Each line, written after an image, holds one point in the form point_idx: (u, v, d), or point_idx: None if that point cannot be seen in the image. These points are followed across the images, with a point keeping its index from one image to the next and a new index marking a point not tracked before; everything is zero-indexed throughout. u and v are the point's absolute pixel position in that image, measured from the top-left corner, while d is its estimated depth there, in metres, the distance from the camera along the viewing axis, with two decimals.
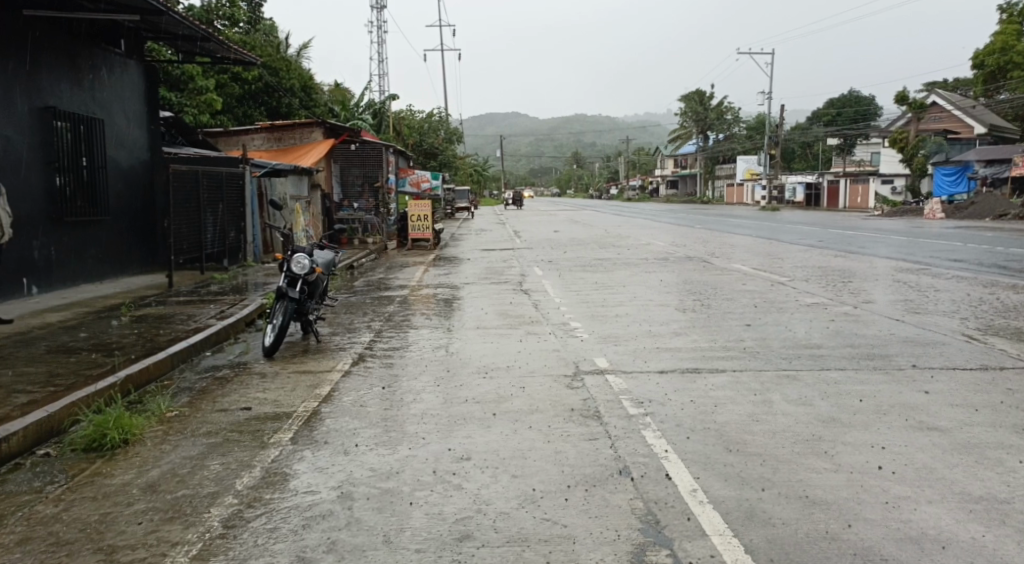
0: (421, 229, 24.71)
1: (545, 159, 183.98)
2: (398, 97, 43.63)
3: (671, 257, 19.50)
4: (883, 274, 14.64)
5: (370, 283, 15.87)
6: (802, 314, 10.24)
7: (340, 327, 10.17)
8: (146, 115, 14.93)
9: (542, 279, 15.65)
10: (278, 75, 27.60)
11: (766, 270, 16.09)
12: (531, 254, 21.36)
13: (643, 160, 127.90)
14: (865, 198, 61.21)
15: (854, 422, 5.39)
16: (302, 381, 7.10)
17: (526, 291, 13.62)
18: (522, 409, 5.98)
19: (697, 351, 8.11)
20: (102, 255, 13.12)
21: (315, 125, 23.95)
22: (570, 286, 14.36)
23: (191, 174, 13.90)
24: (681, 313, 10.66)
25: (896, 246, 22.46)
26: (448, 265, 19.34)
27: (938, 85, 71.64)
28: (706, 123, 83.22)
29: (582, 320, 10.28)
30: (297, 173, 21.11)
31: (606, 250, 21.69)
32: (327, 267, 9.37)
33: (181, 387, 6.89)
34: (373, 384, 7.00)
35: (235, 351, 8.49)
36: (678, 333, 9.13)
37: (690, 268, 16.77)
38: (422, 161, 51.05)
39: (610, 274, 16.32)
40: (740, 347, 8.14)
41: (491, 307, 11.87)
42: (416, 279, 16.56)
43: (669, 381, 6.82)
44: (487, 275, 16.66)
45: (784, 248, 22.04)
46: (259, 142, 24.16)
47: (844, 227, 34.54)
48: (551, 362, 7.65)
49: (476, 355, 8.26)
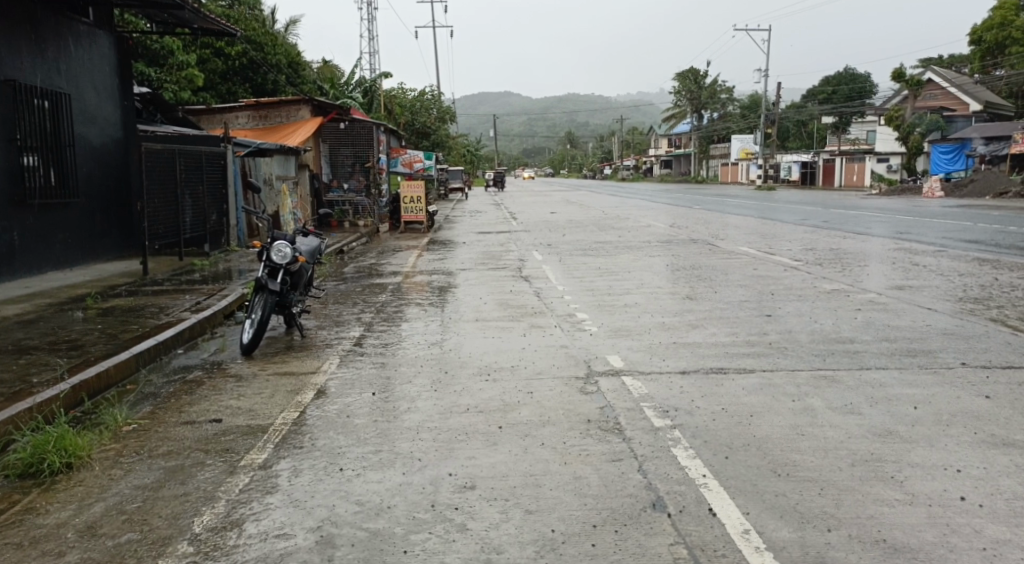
0: (413, 211, 23.90)
1: (538, 139, 182.62)
2: (389, 75, 42.68)
3: (674, 239, 18.74)
4: (898, 256, 13.93)
5: (360, 269, 15.08)
6: (823, 303, 9.51)
7: (328, 320, 9.40)
8: (117, 91, 14.09)
9: (542, 264, 14.90)
10: (264, 49, 26.68)
11: (774, 253, 15.38)
12: (528, 236, 20.59)
13: (637, 139, 126.93)
14: (862, 176, 60.54)
15: (916, 436, 4.67)
16: (282, 386, 6.34)
17: (526, 278, 12.85)
18: (531, 422, 5.25)
19: (718, 346, 7.39)
20: (71, 241, 12.31)
21: (303, 102, 23.07)
22: (571, 271, 13.63)
23: (166, 153, 13.05)
24: (694, 302, 9.94)
25: (903, 226, 21.78)
26: (442, 249, 18.54)
27: (934, 62, 70.90)
28: (701, 102, 82.27)
29: (589, 311, 9.54)
30: (283, 153, 20.25)
31: (606, 232, 20.91)
32: (310, 256, 8.57)
33: (144, 394, 6.13)
34: (362, 389, 6.25)
35: (210, 348, 7.73)
36: (695, 326, 8.40)
37: (696, 251, 16.01)
38: (415, 141, 50.06)
39: (612, 257, 15.58)
40: (766, 342, 7.41)
41: (490, 295, 11.11)
42: (409, 264, 15.77)
43: (694, 384, 6.10)
44: (484, 259, 15.88)
45: (789, 229, 21.32)
46: (244, 120, 23.28)
47: (845, 206, 33.85)
48: (560, 362, 6.91)
49: (476, 352, 7.51)
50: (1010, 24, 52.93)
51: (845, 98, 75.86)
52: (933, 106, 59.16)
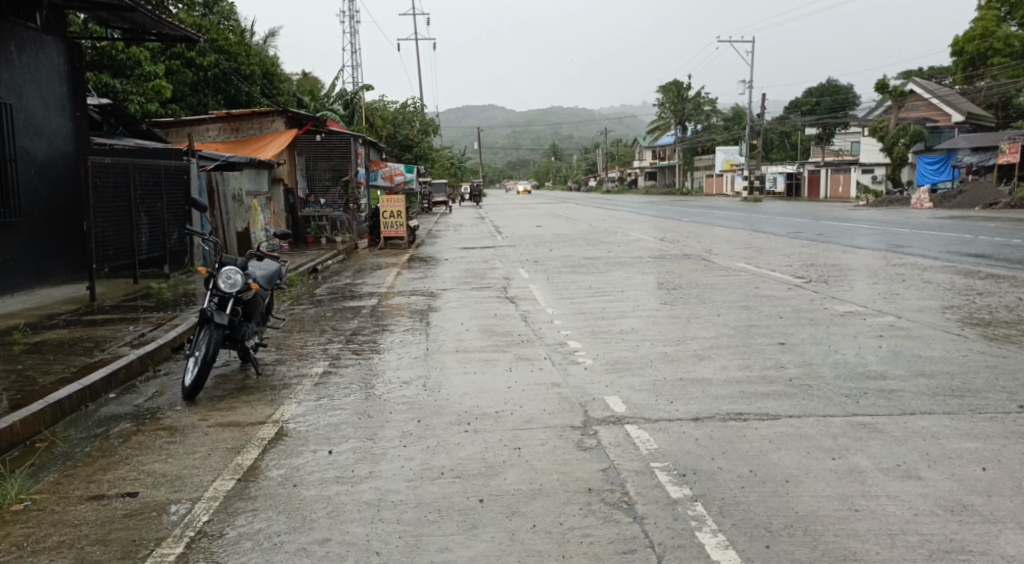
0: (394, 226, 22.89)
1: (522, 151, 182.23)
2: (370, 88, 41.86)
3: (666, 254, 17.87)
4: (906, 272, 13.11)
5: (333, 290, 14.07)
6: (840, 329, 8.61)
7: (289, 353, 8.40)
8: (69, 101, 13.06)
9: (529, 283, 13.97)
10: (237, 60, 25.71)
11: (775, 268, 14.51)
12: (514, 252, 19.66)
13: (621, 151, 126.64)
14: (847, 187, 60.16)
15: (1000, 515, 3.74)
16: (221, 441, 5.36)
17: (511, 299, 11.90)
18: (518, 493, 4.28)
19: (732, 385, 6.46)
20: (12, 264, 11.25)
21: (276, 114, 22.15)
22: (559, 291, 12.72)
23: (119, 168, 12.02)
24: (697, 328, 9.02)
25: (900, 238, 20.93)
26: (423, 267, 17.57)
27: (917, 72, 70.70)
28: (685, 114, 81.84)
29: (581, 339, 8.60)
30: (254, 167, 19.27)
31: (594, 247, 20.02)
32: (268, 282, 7.56)
33: (52, 458, 5.14)
34: (317, 443, 5.26)
35: (148, 393, 6.72)
36: (702, 358, 7.49)
37: (691, 268, 15.10)
38: (397, 154, 49.08)
39: (602, 275, 14.66)
40: (786, 378, 6.50)
41: (472, 320, 10.16)
42: (386, 284, 14.79)
43: (711, 436, 5.15)
44: (466, 278, 14.93)
45: (784, 242, 20.49)
46: (215, 132, 22.29)
47: (835, 218, 33.15)
48: (552, 407, 5.94)
49: (455, 393, 6.53)
50: (992, 34, 52.41)
51: (829, 109, 75.58)
52: (917, 117, 58.91)
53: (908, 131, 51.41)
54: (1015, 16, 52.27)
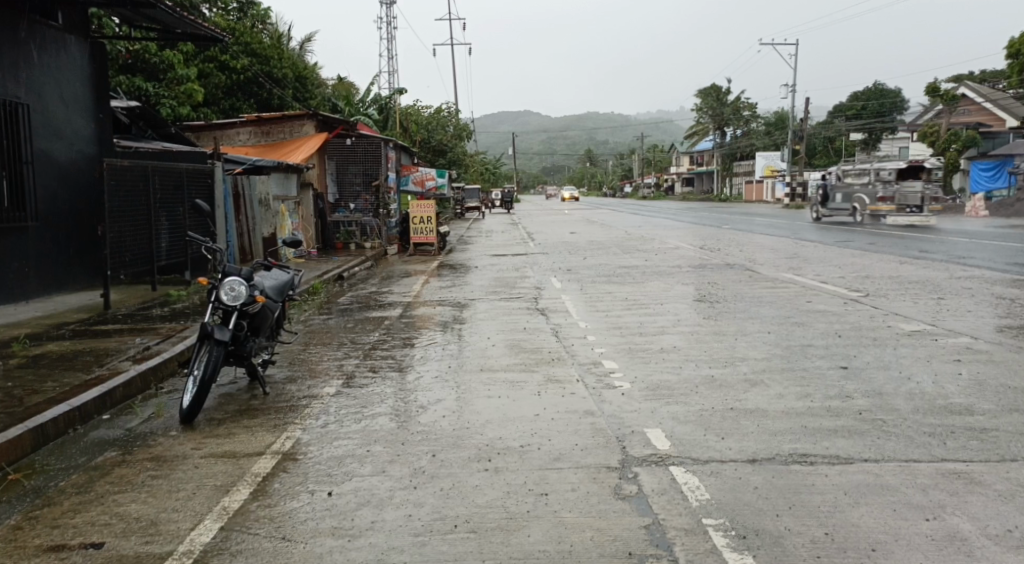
0: (423, 232, 22.38)
1: (558, 157, 181.65)
2: (405, 92, 41.57)
3: (708, 264, 17.07)
4: (971, 287, 12.18)
5: (358, 298, 13.52)
6: (908, 352, 7.78)
7: (302, 369, 7.79)
8: (92, 103, 12.66)
9: (563, 293, 13.28)
10: (269, 63, 25.39)
11: (826, 281, 13.65)
12: (548, 260, 18.99)
13: (658, 157, 125.45)
14: None
15: None
16: (211, 476, 4.72)
17: (544, 311, 11.22)
18: (547, 557, 3.56)
19: (791, 417, 5.69)
20: (28, 271, 10.86)
21: (307, 117, 21.73)
22: (594, 303, 12.03)
23: (138, 171, 11.55)
24: (748, 347, 8.23)
25: (956, 249, 19.83)
26: (453, 275, 16.96)
27: (966, 76, 68.59)
28: (724, 119, 80.46)
29: (619, 358, 7.90)
30: (282, 171, 18.86)
31: (632, 255, 19.29)
32: (276, 294, 6.96)
33: (20, 496, 4.53)
34: (317, 482, 4.60)
35: (144, 415, 6.12)
36: (753, 383, 6.74)
37: (734, 279, 14.31)
38: (431, 159, 48.73)
39: (640, 286, 13.92)
40: (854, 412, 5.73)
41: (501, 335, 9.48)
42: (414, 293, 14.22)
43: (773, 484, 4.38)
44: (498, 287, 14.29)
45: (833, 252, 19.54)
46: (246, 136, 21.87)
47: (883, 227, 31.95)
48: (586, 441, 5.23)
49: (477, 421, 5.86)
50: None
51: (874, 114, 73.59)
52: (967, 123, 57.04)
53: (960, 136, 50.21)
54: None
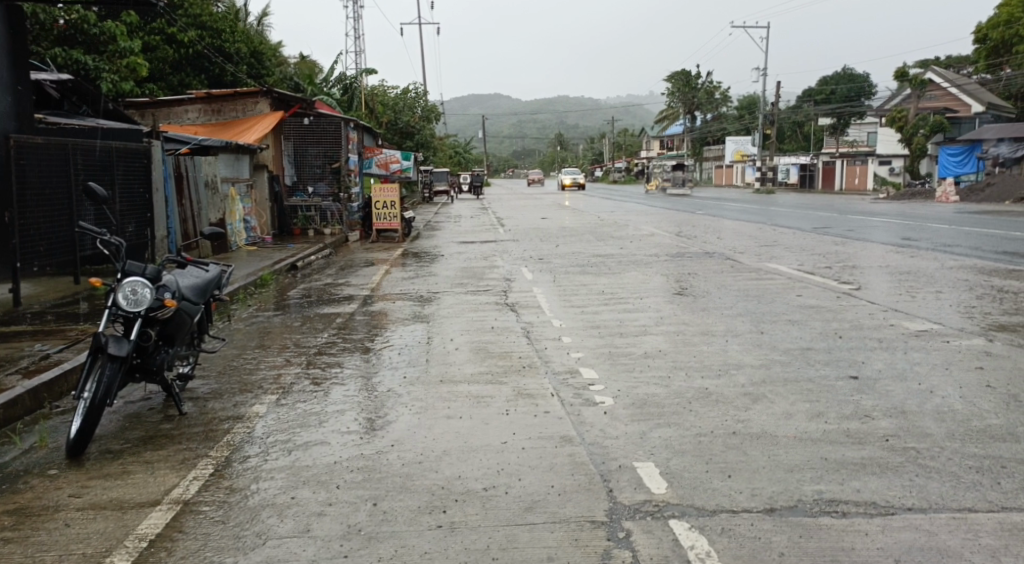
0: (386, 218, 21.23)
1: (527, 140, 180.48)
2: (371, 72, 40.28)
3: (686, 253, 16.19)
4: (968, 278, 11.41)
5: (311, 291, 12.42)
6: (922, 356, 6.92)
7: (232, 381, 6.74)
8: (11, 73, 11.39)
9: (533, 285, 12.33)
10: (220, 36, 24.23)
11: (811, 271, 12.83)
12: (518, 248, 17.99)
13: (629, 141, 125.02)
14: (864, 179, 58.62)
15: None
16: (83, 540, 3.67)
17: (513, 307, 10.24)
18: None
19: (808, 445, 4.76)
20: None
21: (261, 95, 20.65)
22: (568, 296, 11.09)
23: (57, 150, 10.37)
24: (743, 351, 7.34)
25: (939, 236, 19.15)
26: (417, 264, 15.90)
27: (935, 62, 68.58)
28: (695, 103, 79.87)
29: (599, 366, 6.96)
30: (232, 151, 17.72)
31: (605, 243, 18.39)
32: (195, 296, 5.92)
33: None
34: (217, 549, 3.56)
35: (24, 446, 5.04)
36: (756, 397, 5.84)
37: (715, 269, 13.44)
38: (398, 141, 47.38)
39: (616, 277, 13.00)
40: (880, 438, 4.85)
41: (464, 336, 8.50)
42: (373, 284, 13.17)
43: (803, 549, 3.44)
44: (463, 278, 13.29)
45: (813, 238, 18.75)
46: (195, 114, 20.76)
47: (855, 212, 31.34)
48: (562, 484, 4.26)
49: (433, 452, 4.86)
50: (1017, 21, 50.03)
51: (843, 98, 73.17)
52: (934, 107, 56.72)
53: (929, 121, 49.98)
54: None
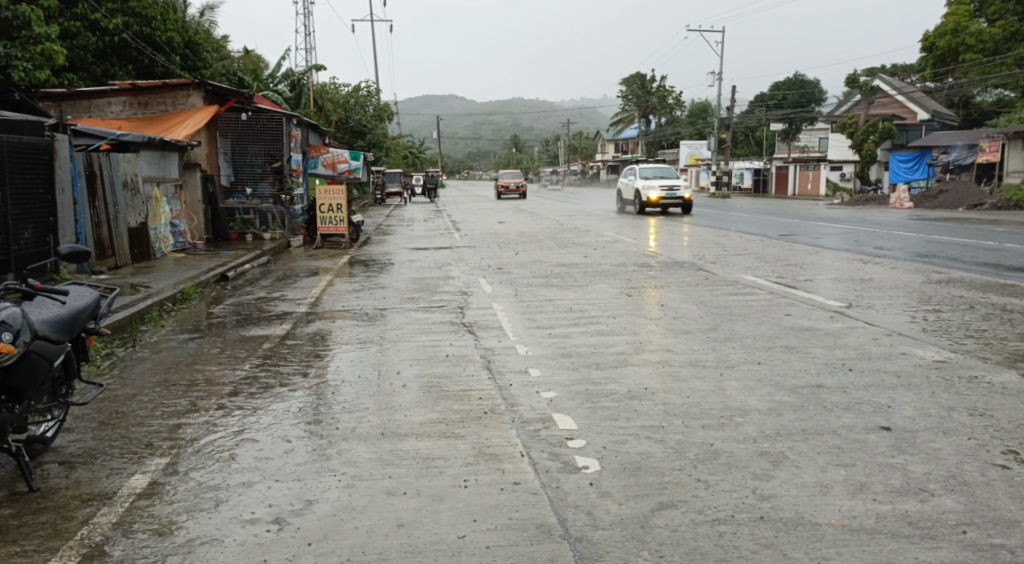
0: (332, 222, 19.71)
1: (482, 141, 178.94)
2: (320, 68, 38.68)
3: (653, 263, 15.10)
4: (962, 295, 10.51)
5: (241, 307, 11.04)
6: (956, 396, 5.85)
7: (115, 439, 5.43)
8: None
9: (492, 300, 11.07)
10: (150, 24, 22.64)
11: (792, 284, 11.83)
12: (473, 255, 16.71)
13: (583, 143, 124.83)
14: (818, 184, 58.58)
15: None
16: None
17: (471, 329, 8.97)
18: None
19: (864, 542, 3.59)
20: None
21: (193, 88, 19.17)
22: (532, 314, 9.89)
23: None
24: (743, 389, 6.20)
25: (910, 244, 18.42)
26: (363, 273, 14.54)
27: (884, 69, 69.22)
28: (649, 107, 79.33)
29: (578, 412, 5.76)
30: (156, 148, 16.16)
31: (565, 250, 17.24)
32: (51, 333, 4.62)
33: None
34: None
35: None
36: (773, 458, 4.70)
37: (689, 282, 12.38)
38: (348, 140, 45.63)
39: (582, 290, 11.84)
40: (955, 528, 3.72)
41: (414, 367, 7.22)
42: (312, 298, 11.81)
43: None
44: (414, 291, 11.99)
45: (781, 247, 17.80)
46: (118, 108, 19.13)
47: (815, 217, 30.69)
48: None
49: (365, 558, 3.58)
50: (964, 29, 50.18)
51: (796, 103, 73.40)
52: (884, 114, 56.93)
53: (878, 127, 49.59)
54: (986, 10, 49.93)
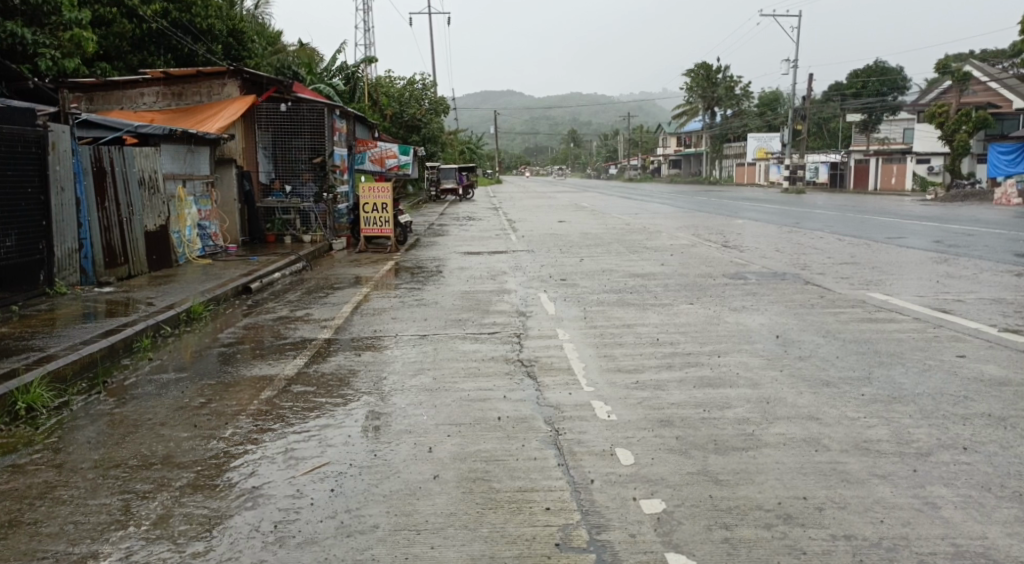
0: (377, 222, 17.80)
1: (541, 135, 176.36)
2: (373, 60, 36.96)
3: (746, 273, 12.71)
4: None
5: (254, 330, 9.13)
6: None
7: None
8: None
9: (556, 324, 8.91)
10: (189, 10, 21.00)
11: (932, 306, 9.38)
12: (533, 261, 14.57)
13: (644, 137, 121.27)
14: (902, 179, 54.66)
15: None
16: None
17: (532, 371, 6.83)
18: None
19: None
20: None
21: (229, 75, 17.47)
22: (608, 348, 7.67)
23: None
24: (969, 508, 3.92)
25: None
26: (406, 284, 12.54)
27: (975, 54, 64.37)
28: (716, 98, 75.43)
29: (712, 551, 3.57)
30: (181, 140, 14.39)
31: (639, 256, 14.98)
32: None
33: None
34: None
35: None
36: None
37: (799, 301, 10.00)
38: (403, 135, 43.91)
39: (668, 311, 9.58)
40: None
41: (454, 441, 5.11)
42: (342, 317, 9.84)
43: None
44: (462, 310, 9.94)
45: (892, 253, 15.15)
46: (152, 98, 17.43)
47: (910, 215, 27.67)
48: None
49: None
50: None
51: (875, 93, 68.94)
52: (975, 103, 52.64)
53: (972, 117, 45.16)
54: None
